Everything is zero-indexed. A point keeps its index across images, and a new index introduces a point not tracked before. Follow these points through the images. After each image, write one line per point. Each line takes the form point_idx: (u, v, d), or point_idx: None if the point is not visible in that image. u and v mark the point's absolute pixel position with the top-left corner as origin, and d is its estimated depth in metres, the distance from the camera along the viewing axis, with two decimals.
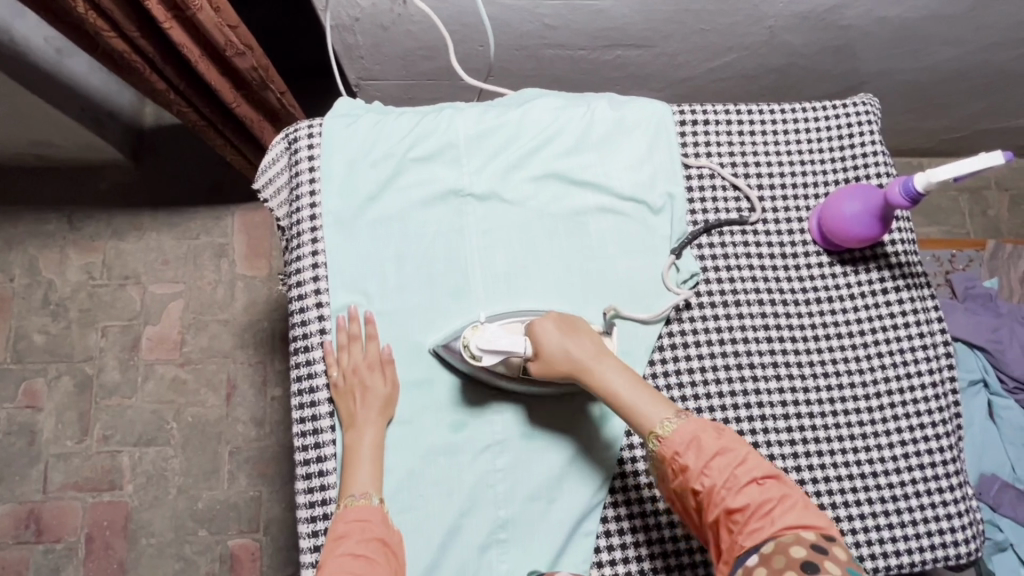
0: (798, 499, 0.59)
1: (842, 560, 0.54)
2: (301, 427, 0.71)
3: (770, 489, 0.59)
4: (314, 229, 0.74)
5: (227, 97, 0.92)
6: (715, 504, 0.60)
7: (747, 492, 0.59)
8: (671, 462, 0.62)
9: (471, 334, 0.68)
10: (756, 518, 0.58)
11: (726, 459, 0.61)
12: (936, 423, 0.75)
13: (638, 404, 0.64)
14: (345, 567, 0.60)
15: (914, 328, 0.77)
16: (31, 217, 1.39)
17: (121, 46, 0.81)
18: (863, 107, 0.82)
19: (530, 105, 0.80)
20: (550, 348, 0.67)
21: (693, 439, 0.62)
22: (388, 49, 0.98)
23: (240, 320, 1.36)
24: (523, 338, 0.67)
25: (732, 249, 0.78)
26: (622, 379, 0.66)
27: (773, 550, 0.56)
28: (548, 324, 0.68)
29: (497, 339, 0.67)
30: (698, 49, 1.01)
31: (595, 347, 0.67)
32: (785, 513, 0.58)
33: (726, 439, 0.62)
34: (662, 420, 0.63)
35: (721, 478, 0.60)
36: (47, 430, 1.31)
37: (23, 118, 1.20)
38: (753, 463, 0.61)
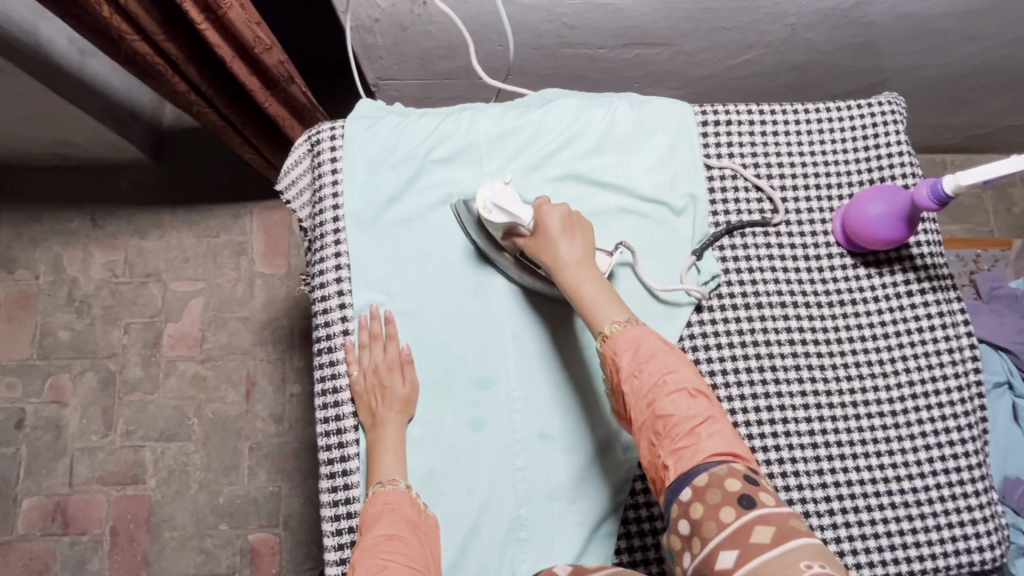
0: (725, 421, 0.60)
1: (768, 490, 0.56)
2: (324, 427, 0.72)
3: (699, 405, 0.60)
4: (337, 231, 0.75)
5: (257, 96, 0.93)
6: (643, 410, 0.61)
7: (676, 403, 0.60)
8: (610, 360, 0.64)
9: (488, 189, 0.71)
10: (684, 432, 0.59)
11: (659, 369, 0.62)
12: (962, 428, 0.74)
13: (597, 303, 0.66)
14: (378, 546, 0.61)
15: (939, 331, 0.76)
16: (54, 216, 1.42)
17: (145, 49, 0.82)
18: (888, 107, 0.81)
19: (551, 106, 0.80)
20: (544, 228, 0.69)
21: (634, 342, 0.64)
22: (407, 49, 0.99)
23: (259, 317, 1.38)
24: (531, 210, 0.70)
25: (754, 251, 0.78)
26: (592, 279, 0.68)
27: (707, 482, 0.56)
28: (553, 213, 0.70)
29: (509, 202, 0.70)
30: (719, 47, 1.00)
31: (583, 249, 0.69)
32: (714, 435, 0.59)
33: (661, 349, 0.63)
34: (612, 321, 0.65)
35: (651, 384, 0.61)
36: (72, 425, 1.34)
37: (49, 118, 1.22)
38: (685, 376, 0.62)
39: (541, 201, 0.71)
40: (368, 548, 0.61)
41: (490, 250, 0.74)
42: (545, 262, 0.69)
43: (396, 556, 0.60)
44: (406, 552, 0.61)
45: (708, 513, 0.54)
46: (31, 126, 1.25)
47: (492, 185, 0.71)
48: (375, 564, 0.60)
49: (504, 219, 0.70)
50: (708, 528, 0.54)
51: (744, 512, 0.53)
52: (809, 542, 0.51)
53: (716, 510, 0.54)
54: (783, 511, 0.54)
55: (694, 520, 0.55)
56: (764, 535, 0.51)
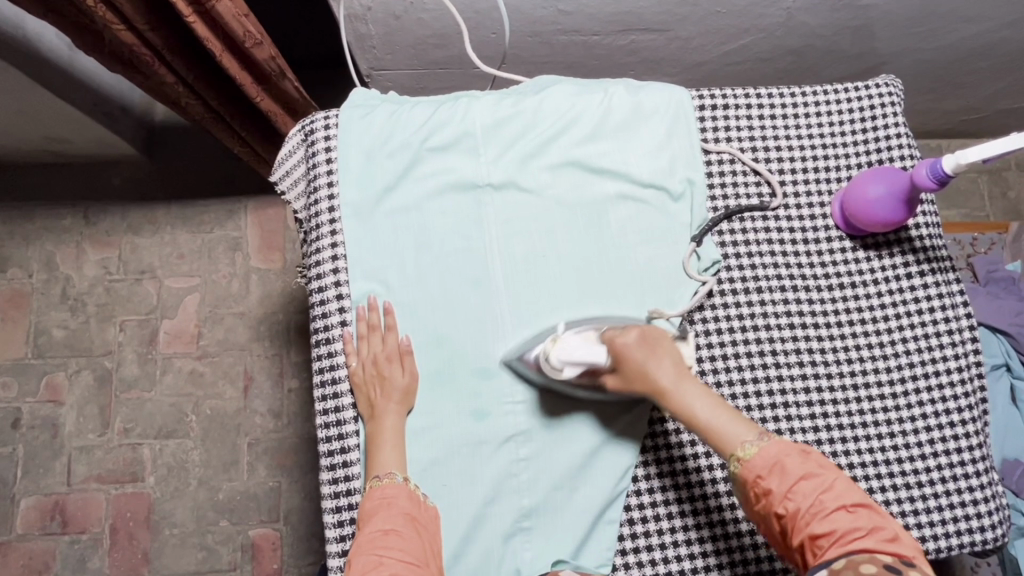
0: (891, 533, 0.55)
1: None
2: (324, 418, 0.72)
3: (860, 518, 0.56)
4: (333, 222, 0.74)
5: (247, 91, 0.91)
6: (799, 530, 0.57)
7: (835, 519, 0.56)
8: (753, 485, 0.60)
9: (551, 346, 0.67)
10: (839, 542, 0.54)
11: (814, 487, 0.57)
12: (962, 408, 0.74)
13: (721, 425, 0.62)
14: (375, 542, 0.61)
15: (939, 313, 0.76)
16: (46, 213, 1.40)
17: (130, 39, 0.80)
18: (885, 89, 0.81)
19: (547, 92, 0.79)
20: (632, 360, 0.64)
21: (776, 463, 0.59)
22: (400, 38, 0.98)
23: (256, 312, 1.37)
24: (604, 350, 0.66)
25: (753, 236, 0.77)
26: (701, 400, 0.63)
27: (842, 565, 0.53)
28: (628, 341, 0.65)
29: (580, 350, 0.66)
30: (714, 32, 0.99)
31: (673, 366, 0.64)
32: (877, 543, 0.54)
33: (813, 463, 0.59)
34: (743, 442, 0.61)
35: (806, 502, 0.57)
36: (69, 424, 1.33)
37: (38, 114, 1.20)
38: (843, 490, 0.57)
39: (608, 336, 0.66)
40: (365, 543, 0.61)
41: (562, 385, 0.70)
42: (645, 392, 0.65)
43: (393, 552, 0.60)
44: (403, 547, 0.61)
45: None
46: (20, 123, 1.23)
47: (553, 343, 0.67)
48: (372, 560, 0.59)
49: (578, 370, 0.66)
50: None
51: None
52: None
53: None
54: None
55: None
56: None
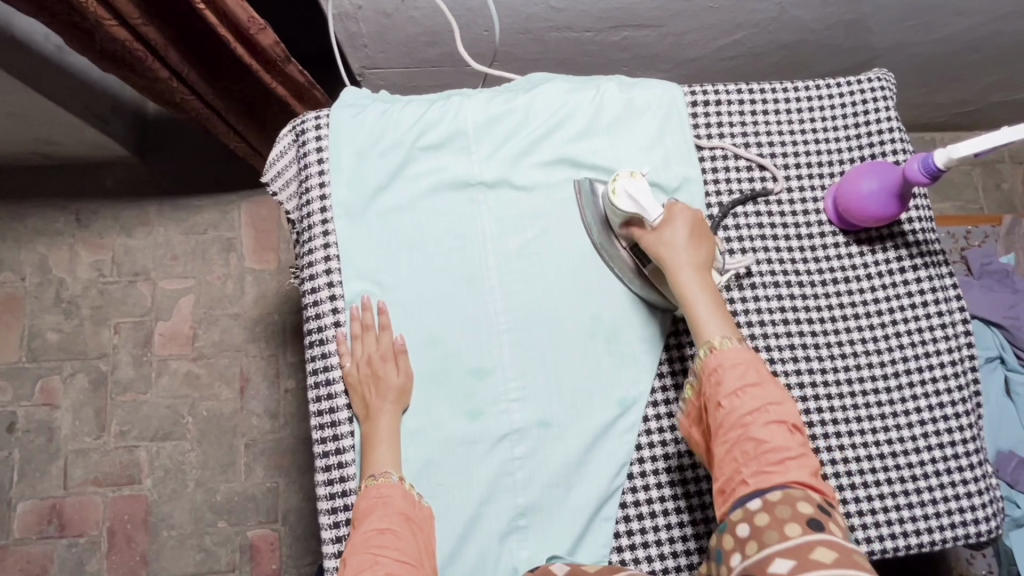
0: (816, 460, 0.59)
1: (842, 526, 0.55)
2: (318, 419, 0.72)
3: (796, 441, 0.59)
4: (325, 222, 0.74)
5: (261, 76, 0.92)
6: (734, 429, 0.60)
7: (772, 432, 0.59)
8: (709, 373, 0.63)
9: (625, 174, 0.71)
10: (776, 463, 0.58)
11: (762, 397, 0.61)
12: (955, 402, 0.74)
13: (707, 315, 0.66)
14: (370, 540, 0.61)
15: (932, 306, 0.76)
16: (38, 216, 1.39)
17: (123, 35, 0.80)
18: (878, 83, 0.81)
19: (539, 89, 0.79)
20: (670, 229, 0.69)
21: (738, 364, 0.62)
22: (392, 36, 0.97)
23: (251, 313, 1.37)
24: (660, 209, 0.70)
25: (747, 232, 0.77)
26: (706, 291, 0.67)
27: (780, 498, 0.56)
28: (683, 217, 0.69)
29: (641, 195, 0.70)
30: (707, 27, 0.99)
31: (704, 260, 0.69)
32: (802, 467, 0.58)
33: (766, 377, 0.62)
34: (721, 335, 0.64)
35: (750, 408, 0.60)
36: (65, 427, 1.32)
37: (28, 117, 1.19)
38: (788, 409, 0.61)
39: (673, 204, 0.71)
40: (360, 542, 0.61)
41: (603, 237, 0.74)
42: (662, 261, 0.69)
43: (388, 551, 0.60)
44: (398, 547, 0.61)
45: (773, 523, 0.54)
46: (10, 125, 1.22)
47: (627, 172, 0.71)
48: (367, 559, 0.59)
49: (630, 207, 0.70)
50: (770, 535, 0.54)
51: (811, 532, 0.53)
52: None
53: (782, 522, 0.54)
54: (851, 547, 0.53)
55: (756, 526, 0.55)
56: (825, 557, 0.51)
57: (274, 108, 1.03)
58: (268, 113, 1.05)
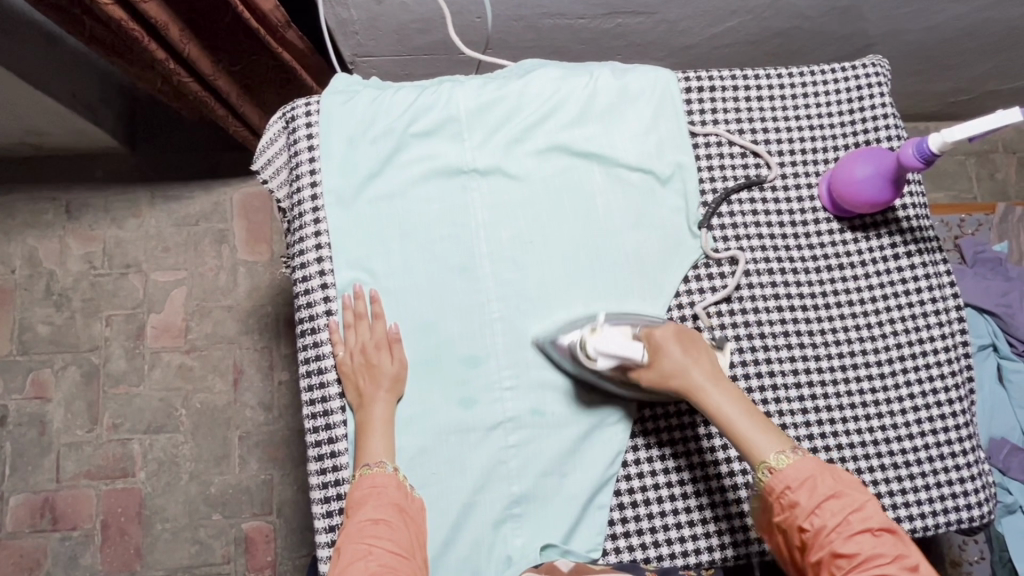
0: (914, 560, 0.56)
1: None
2: (311, 409, 0.71)
3: (884, 543, 0.57)
4: (316, 210, 0.73)
5: (267, 43, 0.90)
6: (820, 546, 0.58)
7: (859, 540, 0.57)
8: (779, 495, 0.60)
9: (589, 336, 0.67)
10: (867, 570, 0.55)
11: (843, 507, 0.58)
12: (949, 388, 0.75)
13: (753, 433, 0.63)
14: (364, 531, 0.61)
15: (926, 293, 0.76)
16: (27, 208, 1.38)
17: (118, 13, 0.79)
18: (872, 69, 0.80)
19: (532, 75, 0.78)
20: (666, 360, 0.66)
21: (806, 478, 0.60)
22: (384, 23, 0.96)
23: (244, 305, 1.36)
24: (641, 345, 0.66)
25: (741, 219, 0.77)
26: (739, 406, 0.64)
27: None
28: (671, 339, 0.66)
29: (616, 343, 0.66)
30: (701, 14, 0.98)
31: (713, 368, 0.66)
32: (899, 571, 0.55)
33: (842, 481, 0.60)
34: (775, 452, 0.62)
35: (833, 521, 0.58)
36: (57, 420, 1.31)
37: (16, 107, 1.17)
38: (871, 511, 0.58)
39: (647, 333, 0.67)
40: (353, 532, 0.61)
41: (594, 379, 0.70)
42: (682, 392, 0.65)
43: (381, 542, 0.60)
44: (391, 537, 0.61)
45: None
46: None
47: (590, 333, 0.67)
48: (360, 550, 0.59)
49: (613, 363, 0.66)
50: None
51: None
52: None
53: None
54: None
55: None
56: None
57: (279, 81, 1.01)
58: (267, 87, 1.03)
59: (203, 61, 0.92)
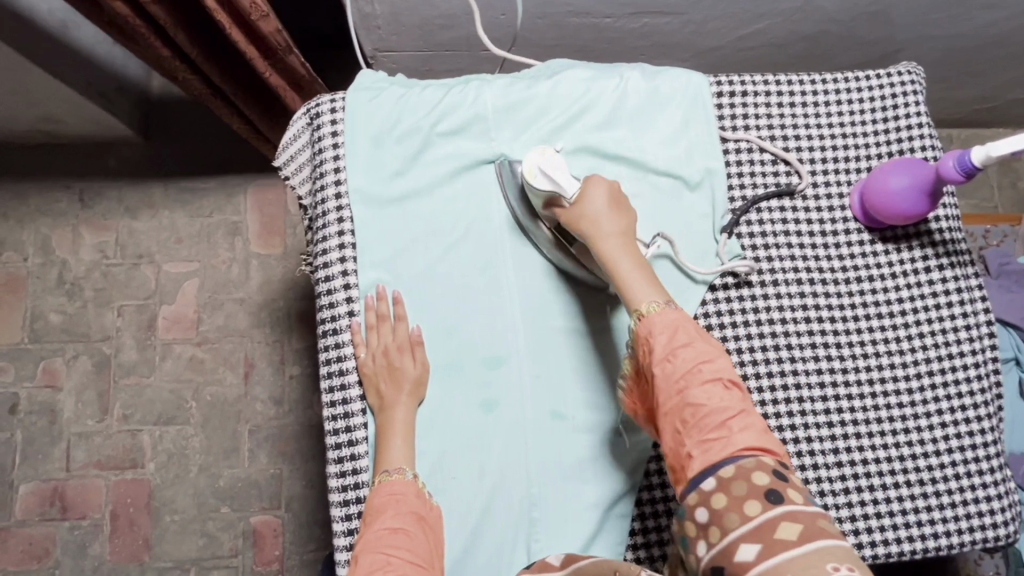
0: (758, 417, 0.58)
1: (798, 488, 0.54)
2: (331, 410, 0.70)
3: (731, 397, 0.58)
4: (339, 208, 0.72)
5: (258, 65, 0.87)
6: (672, 396, 0.59)
7: (709, 392, 0.58)
8: (643, 341, 0.62)
9: (537, 155, 0.68)
10: (712, 423, 0.57)
11: (696, 359, 0.59)
12: (977, 404, 0.73)
13: (635, 281, 0.64)
14: (383, 539, 0.60)
15: (956, 307, 0.75)
16: (40, 196, 1.37)
17: (123, 10, 0.77)
18: (907, 76, 0.79)
19: (561, 75, 0.76)
20: (586, 201, 0.68)
21: (670, 326, 0.61)
22: (407, 18, 0.94)
23: (256, 298, 1.35)
24: (577, 184, 0.68)
25: (770, 227, 0.76)
26: (632, 259, 0.66)
27: (733, 474, 0.54)
28: (601, 187, 0.68)
29: (558, 172, 0.68)
30: (728, 16, 0.97)
31: (626, 227, 0.68)
32: (746, 429, 0.56)
33: (696, 340, 0.61)
34: (649, 301, 0.63)
35: (684, 369, 0.59)
36: (67, 409, 1.31)
37: (32, 93, 1.16)
38: (721, 366, 0.59)
39: (588, 177, 0.69)
40: (372, 541, 0.60)
41: (527, 219, 0.72)
42: (583, 234, 0.67)
43: (400, 552, 0.59)
44: (410, 548, 0.60)
45: (731, 504, 0.52)
46: (13, 102, 1.20)
47: (539, 149, 0.69)
48: (379, 559, 0.58)
49: (546, 187, 0.68)
50: (730, 519, 0.52)
51: (770, 507, 0.51)
52: (838, 544, 0.48)
53: (739, 502, 0.52)
54: (810, 510, 0.52)
55: (715, 509, 0.53)
56: (790, 532, 0.49)
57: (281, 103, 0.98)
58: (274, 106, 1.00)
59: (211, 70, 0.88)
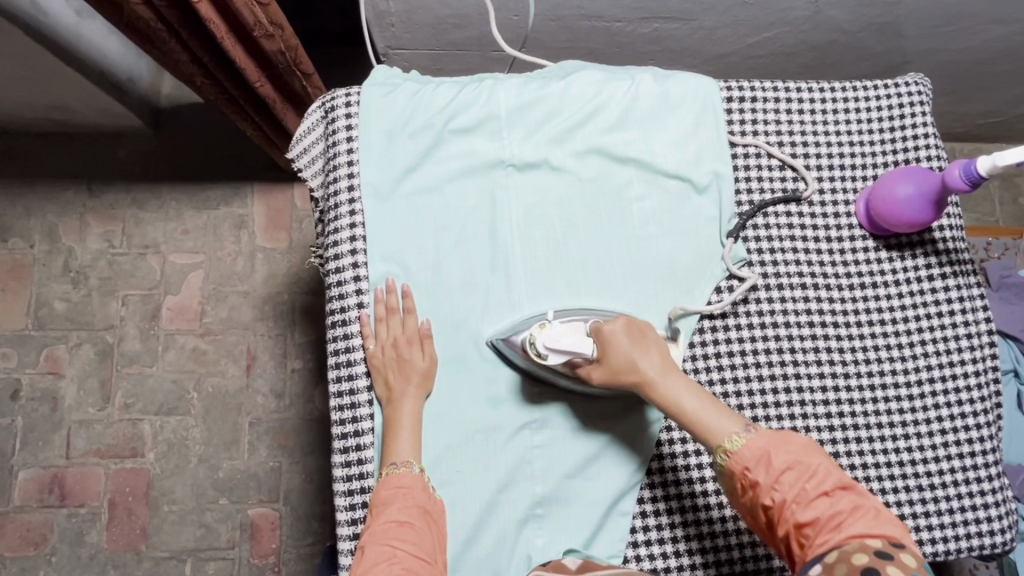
0: (876, 512, 0.54)
1: (909, 567, 0.48)
2: (338, 401, 0.71)
3: (840, 502, 0.55)
4: (351, 201, 0.73)
5: (251, 76, 0.85)
6: (784, 520, 0.57)
7: (818, 505, 0.55)
8: (741, 476, 0.59)
9: (539, 331, 0.67)
10: (826, 531, 0.54)
11: (801, 477, 0.57)
12: (977, 413, 0.74)
13: (708, 417, 0.62)
14: (389, 532, 0.60)
15: (959, 316, 0.76)
16: (48, 184, 1.38)
17: (145, 12, 0.74)
18: (915, 87, 0.80)
19: (573, 77, 0.77)
20: (613, 352, 0.65)
21: (763, 452, 0.59)
22: (421, 17, 0.96)
23: (261, 292, 1.36)
24: (589, 340, 0.66)
25: (776, 232, 0.77)
26: (689, 393, 0.63)
27: (836, 558, 0.51)
28: (618, 327, 0.66)
29: (565, 338, 0.65)
30: (737, 24, 0.98)
31: (660, 355, 0.65)
32: (857, 522, 0.53)
33: (796, 450, 0.58)
34: (729, 433, 0.61)
35: (792, 491, 0.57)
36: (69, 397, 1.32)
37: (45, 81, 1.17)
38: (826, 475, 0.57)
39: (596, 325, 0.66)
40: (378, 534, 0.60)
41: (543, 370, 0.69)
42: (633, 387, 0.65)
43: (406, 545, 0.59)
44: (415, 541, 0.60)
45: None
46: (26, 89, 1.20)
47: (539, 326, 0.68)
48: (385, 552, 0.59)
49: (562, 357, 0.66)
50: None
51: None
52: None
53: None
54: None
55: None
56: None
57: (281, 110, 0.97)
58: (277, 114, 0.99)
59: (222, 74, 0.86)
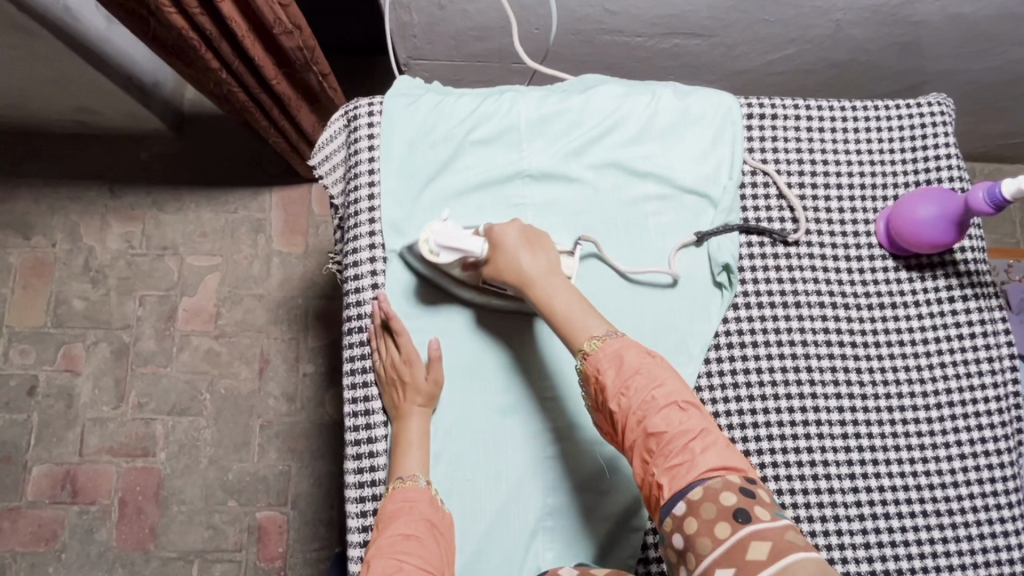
0: (719, 436, 0.58)
1: (767, 503, 0.54)
2: (353, 407, 0.72)
3: (691, 417, 0.58)
4: (372, 210, 0.74)
5: (268, 74, 0.86)
6: (632, 428, 0.58)
7: (664, 415, 0.58)
8: (593, 378, 0.62)
9: (431, 230, 0.68)
10: (673, 447, 0.56)
11: (646, 383, 0.59)
12: (997, 437, 0.73)
13: (574, 317, 0.64)
14: (394, 545, 0.60)
15: (980, 340, 0.75)
16: (72, 184, 1.40)
17: (179, 22, 0.72)
18: (938, 107, 0.79)
19: (594, 91, 0.78)
20: (502, 251, 0.67)
21: (616, 356, 0.61)
22: (443, 29, 0.97)
23: (275, 295, 1.37)
24: (480, 239, 0.68)
25: (794, 249, 0.76)
26: (565, 293, 0.66)
27: (701, 496, 0.54)
28: (509, 233, 0.68)
29: (455, 240, 0.67)
30: (759, 41, 0.98)
31: (547, 262, 0.67)
32: (708, 450, 0.56)
33: (646, 360, 0.61)
34: (590, 337, 0.63)
35: (638, 399, 0.59)
36: (84, 395, 1.33)
37: (73, 85, 1.19)
38: (673, 389, 0.59)
39: (488, 227, 0.69)
40: (383, 548, 0.60)
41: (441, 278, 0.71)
42: (512, 284, 0.67)
43: (412, 558, 0.59)
44: (421, 554, 0.60)
45: (703, 528, 0.52)
46: (54, 92, 1.22)
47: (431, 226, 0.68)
48: (391, 564, 0.58)
49: (453, 258, 0.68)
50: (704, 544, 0.52)
51: (739, 526, 0.52)
52: (806, 555, 0.49)
53: (712, 526, 0.52)
54: (781, 525, 0.52)
55: (687, 534, 0.53)
56: (761, 551, 0.50)
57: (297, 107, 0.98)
58: (295, 114, 1.00)
59: (246, 77, 0.86)
